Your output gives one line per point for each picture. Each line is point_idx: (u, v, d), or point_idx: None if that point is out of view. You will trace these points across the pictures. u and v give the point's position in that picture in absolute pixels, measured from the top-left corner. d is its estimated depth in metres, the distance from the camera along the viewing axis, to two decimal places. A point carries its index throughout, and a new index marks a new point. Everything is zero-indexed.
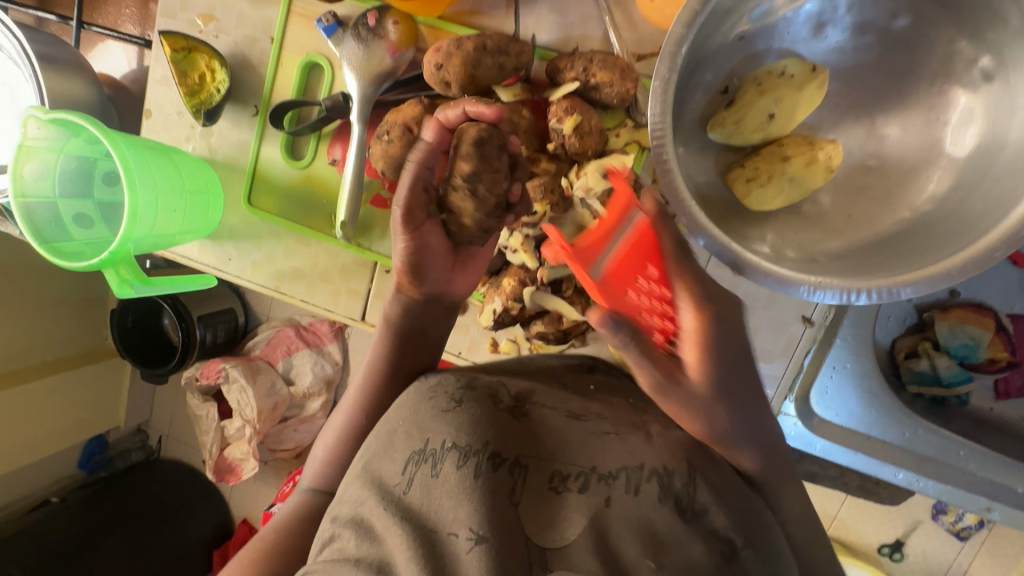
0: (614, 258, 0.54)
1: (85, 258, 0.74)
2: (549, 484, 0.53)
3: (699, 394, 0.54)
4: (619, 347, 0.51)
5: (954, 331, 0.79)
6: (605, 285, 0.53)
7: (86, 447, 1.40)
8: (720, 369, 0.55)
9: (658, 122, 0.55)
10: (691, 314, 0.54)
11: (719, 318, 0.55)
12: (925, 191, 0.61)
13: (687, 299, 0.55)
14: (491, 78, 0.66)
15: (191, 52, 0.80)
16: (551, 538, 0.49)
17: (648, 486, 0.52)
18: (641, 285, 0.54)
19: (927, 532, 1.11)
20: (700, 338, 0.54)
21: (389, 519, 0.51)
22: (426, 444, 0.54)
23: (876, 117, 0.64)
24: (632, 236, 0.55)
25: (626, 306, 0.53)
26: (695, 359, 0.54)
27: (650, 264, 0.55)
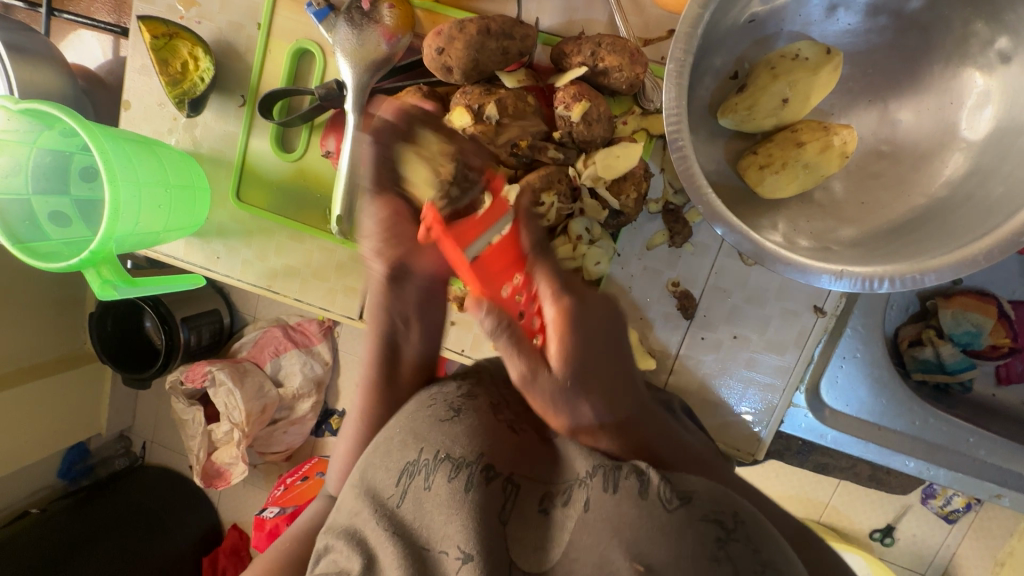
0: (488, 247, 0.53)
1: (62, 257, 0.70)
2: (538, 506, 0.51)
3: (560, 386, 0.51)
4: (486, 331, 0.50)
5: (958, 319, 0.77)
6: (477, 270, 0.52)
7: (65, 456, 1.33)
8: (580, 365, 0.51)
9: (673, 108, 0.55)
10: (553, 306, 0.52)
11: (583, 310, 0.53)
12: (942, 175, 0.60)
13: (550, 292, 0.52)
14: (495, 63, 0.63)
15: (172, 38, 0.76)
16: (537, 563, 0.48)
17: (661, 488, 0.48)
18: (512, 282, 0.53)
19: (918, 516, 1.07)
20: (563, 336, 0.51)
21: (380, 531, 0.51)
22: (418, 454, 0.53)
23: (888, 102, 0.64)
24: (506, 231, 0.55)
25: (501, 303, 0.52)
26: (558, 355, 0.51)
27: (523, 265, 0.53)
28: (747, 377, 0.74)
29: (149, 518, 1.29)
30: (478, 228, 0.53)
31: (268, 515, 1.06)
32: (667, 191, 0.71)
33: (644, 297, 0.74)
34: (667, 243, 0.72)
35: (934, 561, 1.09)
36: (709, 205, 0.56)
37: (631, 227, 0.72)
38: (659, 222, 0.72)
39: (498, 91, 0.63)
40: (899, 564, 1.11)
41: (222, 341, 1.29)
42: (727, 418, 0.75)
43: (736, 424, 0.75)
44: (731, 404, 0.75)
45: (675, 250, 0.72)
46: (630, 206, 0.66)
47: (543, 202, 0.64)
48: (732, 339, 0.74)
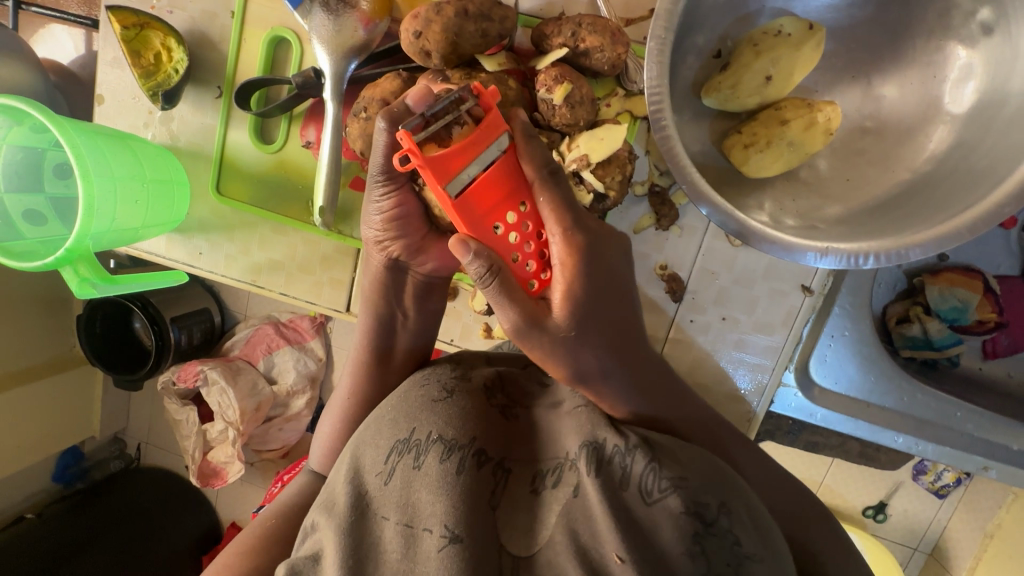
0: (473, 182, 0.48)
1: (39, 257, 0.68)
2: (529, 487, 0.51)
3: (564, 336, 0.51)
4: (481, 283, 0.49)
5: (944, 295, 0.78)
6: (465, 209, 0.48)
7: (59, 461, 1.32)
8: (585, 310, 0.51)
9: (656, 87, 0.54)
10: (563, 241, 0.51)
11: (593, 248, 0.52)
12: (926, 150, 0.60)
13: (555, 228, 0.51)
14: (473, 46, 0.62)
15: (143, 29, 0.74)
16: (523, 546, 0.47)
17: (616, 470, 0.48)
18: (507, 219, 0.51)
19: (908, 492, 1.08)
20: (568, 279, 0.51)
21: (373, 509, 0.50)
22: (411, 433, 0.52)
23: (872, 78, 0.63)
24: (497, 158, 0.50)
25: (495, 244, 0.51)
26: (562, 300, 0.50)
27: (522, 197, 0.52)
28: (737, 358, 0.74)
29: (146, 516, 1.28)
30: (465, 158, 0.48)
31: (265, 510, 1.05)
32: (653, 174, 0.70)
33: (632, 282, 0.74)
34: (654, 226, 0.72)
35: (925, 536, 1.10)
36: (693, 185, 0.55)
37: (617, 211, 0.72)
38: (645, 205, 0.71)
39: (478, 74, 0.62)
40: (890, 539, 1.12)
41: (215, 339, 1.27)
42: (717, 399, 0.76)
43: (728, 404, 0.76)
44: (723, 385, 0.75)
45: (662, 233, 0.72)
46: (615, 189, 0.65)
47: None
48: (721, 320, 0.74)
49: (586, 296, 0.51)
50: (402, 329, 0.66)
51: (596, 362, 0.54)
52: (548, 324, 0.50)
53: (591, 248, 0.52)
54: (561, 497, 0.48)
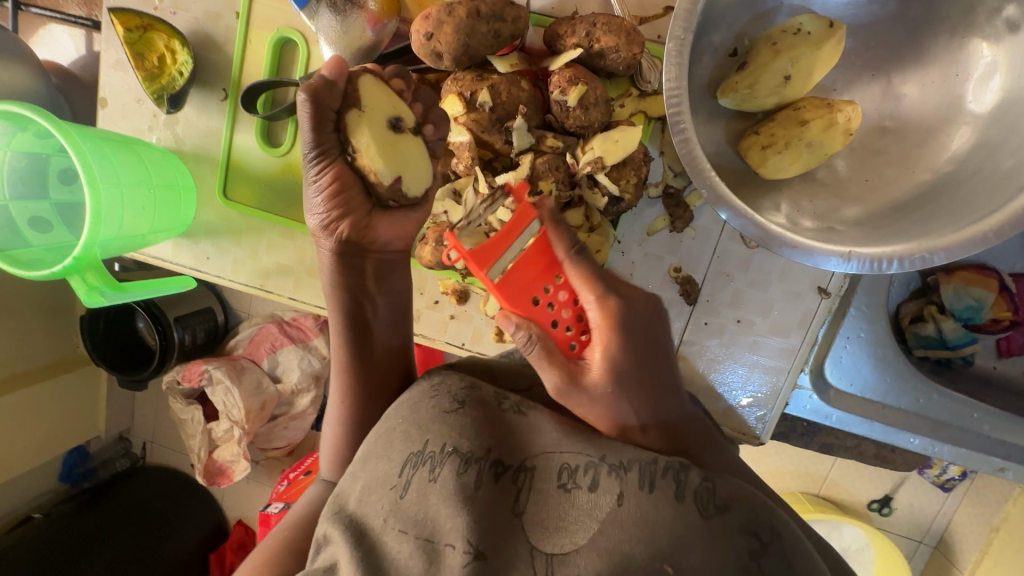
0: (511, 266, 0.51)
1: (45, 264, 0.67)
2: (558, 483, 0.49)
3: (602, 394, 0.52)
4: (527, 350, 0.51)
5: (959, 294, 0.77)
6: (506, 291, 0.51)
7: (64, 459, 1.31)
8: (624, 370, 0.52)
9: (674, 89, 0.53)
10: (598, 306, 0.51)
11: (629, 311, 0.52)
12: (947, 150, 0.59)
13: (590, 293, 0.52)
14: (486, 47, 0.60)
15: (147, 31, 0.73)
16: (558, 545, 0.46)
17: (663, 481, 0.48)
18: (544, 292, 0.53)
19: (914, 486, 1.08)
20: (609, 347, 0.51)
21: (388, 525, 0.49)
22: (424, 446, 0.51)
23: (891, 76, 0.62)
24: (531, 242, 0.53)
25: (535, 316, 0.52)
26: (602, 361, 0.51)
27: (557, 271, 0.53)
28: (751, 360, 0.74)
29: (154, 517, 1.28)
30: (501, 250, 0.51)
31: (273, 510, 1.04)
32: (666, 176, 0.69)
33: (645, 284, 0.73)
34: (668, 228, 0.71)
35: (931, 527, 1.10)
36: (714, 191, 0.54)
37: (630, 213, 0.71)
38: (659, 206, 0.70)
39: (490, 76, 0.61)
40: (896, 532, 1.12)
41: (219, 339, 1.27)
42: (731, 402, 0.75)
43: (743, 407, 0.75)
44: (736, 386, 0.75)
45: (676, 235, 0.71)
46: (629, 191, 0.64)
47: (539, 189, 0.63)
48: (736, 323, 0.73)
49: (625, 362, 0.52)
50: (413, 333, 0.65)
51: (635, 417, 0.53)
52: (587, 384, 0.51)
53: (630, 312, 0.52)
54: (601, 503, 0.47)
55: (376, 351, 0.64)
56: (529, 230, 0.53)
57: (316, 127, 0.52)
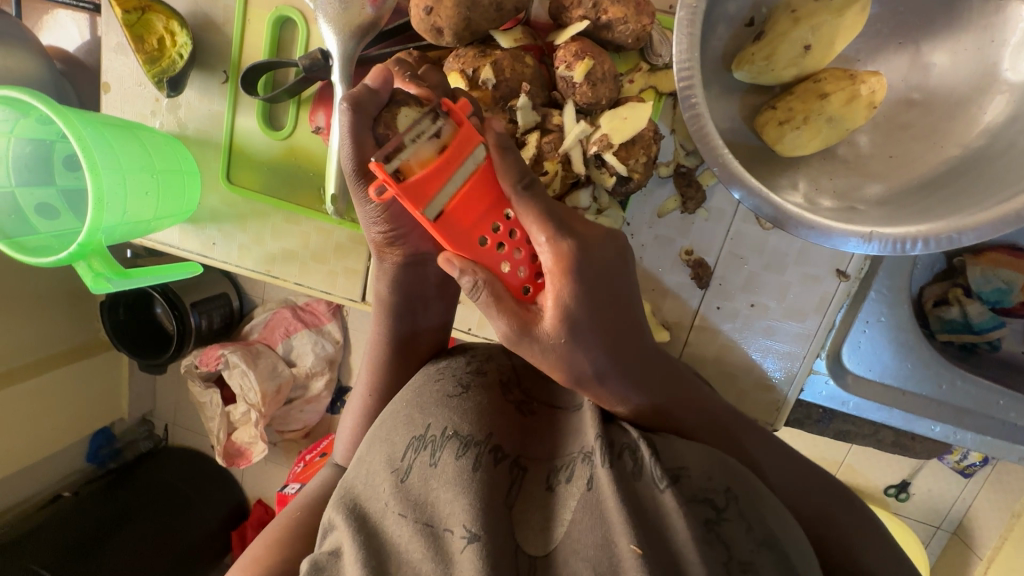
0: (454, 202, 0.43)
1: (50, 251, 0.67)
2: (544, 484, 0.48)
3: (558, 344, 0.46)
4: (473, 296, 0.45)
5: (987, 276, 0.73)
6: (447, 230, 0.44)
7: (91, 442, 1.33)
8: (583, 316, 0.46)
9: (685, 62, 0.50)
10: (550, 249, 0.45)
11: (587, 251, 0.46)
12: (980, 123, 0.55)
13: (540, 232, 0.45)
14: (488, 21, 0.58)
15: (145, 12, 0.72)
16: (544, 544, 0.45)
17: (622, 460, 0.46)
18: (491, 231, 0.46)
19: (933, 472, 1.05)
20: (563, 295, 0.45)
21: (389, 507, 0.48)
22: (426, 430, 0.50)
23: (921, 45, 0.59)
24: (475, 174, 0.44)
25: (484, 258, 0.45)
26: (556, 304, 0.45)
27: (503, 206, 0.46)
28: (765, 346, 0.71)
29: (178, 497, 1.32)
30: (439, 185, 0.42)
31: (291, 491, 1.05)
32: (678, 155, 0.66)
33: (655, 266, 0.71)
34: (680, 209, 0.68)
35: (950, 514, 1.07)
36: (728, 169, 0.52)
37: (641, 194, 0.69)
38: (671, 186, 0.68)
39: (493, 52, 0.59)
40: (913, 517, 1.10)
41: (234, 323, 1.28)
42: (745, 387, 0.73)
43: (757, 392, 0.73)
44: (750, 372, 0.73)
45: (687, 216, 0.69)
46: (639, 171, 0.61)
47: (545, 170, 0.61)
48: (749, 307, 0.71)
49: (581, 311, 0.46)
50: (426, 309, 0.62)
51: (593, 361, 0.48)
52: (540, 330, 0.45)
53: (585, 258, 0.45)
54: (574, 491, 0.46)
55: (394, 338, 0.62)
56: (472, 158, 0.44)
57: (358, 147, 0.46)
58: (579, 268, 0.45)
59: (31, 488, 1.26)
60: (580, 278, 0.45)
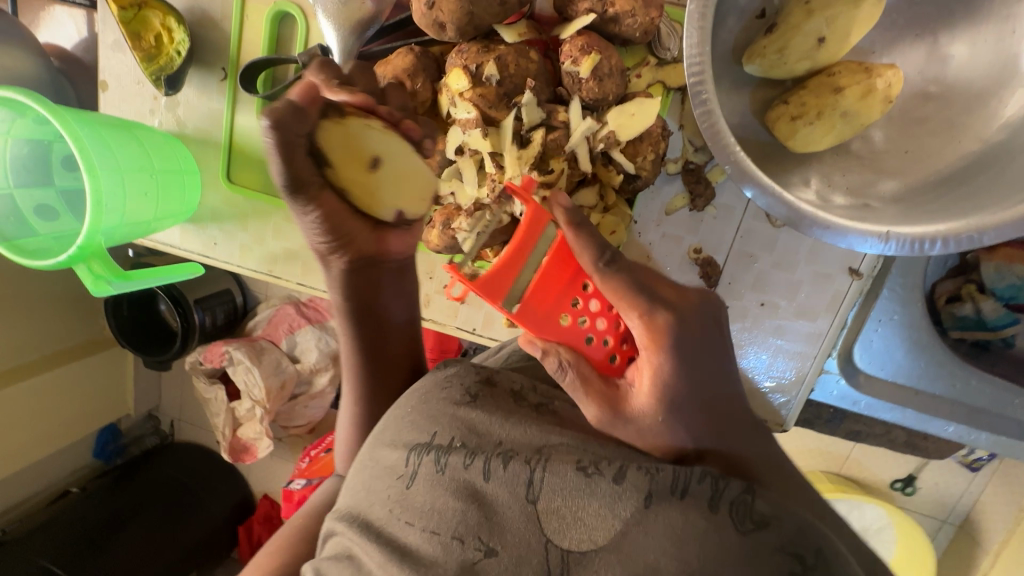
0: (532, 288, 0.41)
1: (49, 253, 0.66)
2: (576, 469, 0.43)
3: (649, 421, 0.43)
4: (559, 376, 0.43)
5: (1001, 272, 0.71)
6: (527, 316, 0.42)
7: (97, 438, 1.34)
8: (677, 395, 0.43)
9: (696, 57, 0.49)
10: (639, 323, 0.41)
11: (680, 326, 0.42)
12: (999, 117, 0.53)
13: (631, 312, 0.41)
14: (492, 15, 0.56)
15: (140, 9, 0.70)
16: (575, 540, 0.41)
17: (699, 488, 0.41)
18: (574, 308, 0.42)
19: (940, 466, 1.04)
20: (656, 371, 0.42)
21: (392, 514, 0.48)
22: (432, 437, 0.49)
23: (939, 36, 0.57)
24: (549, 253, 0.41)
25: (568, 334, 0.43)
26: (648, 384, 0.42)
27: (585, 279, 0.42)
28: (775, 345, 0.70)
29: (183, 492, 1.31)
30: (513, 279, 0.41)
31: (296, 487, 1.05)
32: (686, 152, 0.65)
33: (663, 265, 0.70)
34: (688, 207, 0.67)
35: (956, 508, 1.06)
36: (740, 167, 0.51)
37: (648, 191, 0.67)
38: (678, 183, 0.66)
39: (496, 47, 0.57)
40: (919, 511, 1.09)
41: (237, 320, 1.27)
42: (754, 387, 0.72)
43: (766, 392, 0.72)
44: (759, 372, 0.71)
45: (696, 214, 0.67)
46: (646, 168, 0.60)
47: (550, 168, 0.60)
48: (759, 306, 0.69)
49: (674, 390, 0.42)
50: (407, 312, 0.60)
51: (688, 435, 0.45)
52: (631, 411, 0.43)
53: (678, 338, 0.42)
54: (624, 501, 0.41)
55: (396, 342, 0.61)
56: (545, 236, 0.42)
57: (287, 158, 0.44)
58: (669, 356, 0.42)
59: (36, 487, 1.27)
60: (665, 365, 0.41)
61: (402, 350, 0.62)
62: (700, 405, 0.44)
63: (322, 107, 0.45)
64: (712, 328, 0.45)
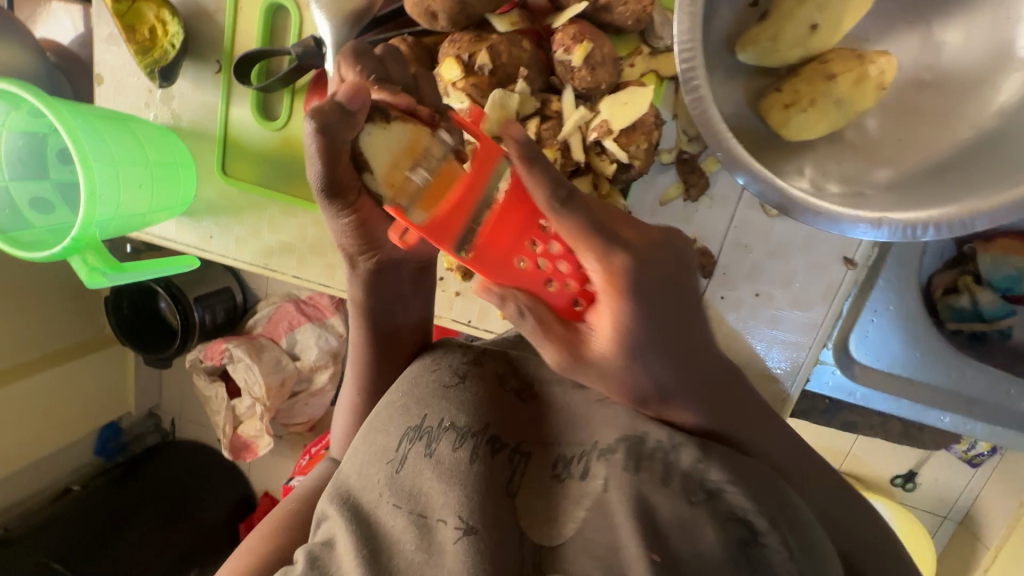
0: (484, 233, 0.43)
1: (45, 246, 0.67)
2: (551, 471, 0.48)
3: (612, 368, 0.46)
4: (519, 322, 0.45)
5: (997, 263, 0.71)
6: (483, 262, 0.44)
7: (99, 435, 1.34)
8: (637, 341, 0.44)
9: (686, 42, 0.49)
10: (598, 270, 0.42)
11: (641, 268, 0.43)
12: (994, 103, 0.53)
13: (588, 254, 0.42)
14: (484, 4, 0.56)
15: (134, 2, 0.70)
16: (547, 534, 0.44)
17: (651, 463, 0.44)
18: (529, 250, 0.45)
19: (940, 461, 1.04)
20: (616, 315, 0.43)
21: (381, 498, 0.48)
22: (422, 420, 0.50)
23: (933, 23, 0.57)
24: (503, 193, 0.43)
25: (525, 279, 0.45)
26: (608, 329, 0.44)
27: (542, 221, 0.44)
28: (770, 336, 0.70)
29: (183, 489, 1.31)
30: (466, 217, 0.42)
31: (295, 484, 1.05)
32: (680, 141, 0.65)
33: None
34: (682, 197, 0.67)
35: (957, 503, 1.06)
36: (730, 154, 0.51)
37: (642, 181, 0.67)
38: (672, 173, 0.66)
39: (489, 37, 0.57)
40: (920, 507, 1.09)
41: (237, 317, 1.27)
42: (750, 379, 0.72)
43: (762, 384, 0.72)
44: (755, 364, 0.71)
45: (691, 204, 0.67)
46: (640, 158, 0.59)
47: (544, 158, 0.59)
48: (754, 297, 0.69)
49: (631, 334, 0.44)
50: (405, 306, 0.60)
51: (649, 377, 0.47)
52: (590, 355, 0.46)
53: (642, 287, 0.43)
54: (589, 489, 0.44)
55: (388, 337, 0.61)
56: (499, 178, 0.43)
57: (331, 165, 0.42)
58: (628, 303, 0.43)
59: (34, 485, 1.26)
60: (621, 315, 0.43)
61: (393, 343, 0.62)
62: (657, 353, 0.46)
63: (369, 112, 0.42)
64: (673, 266, 0.46)
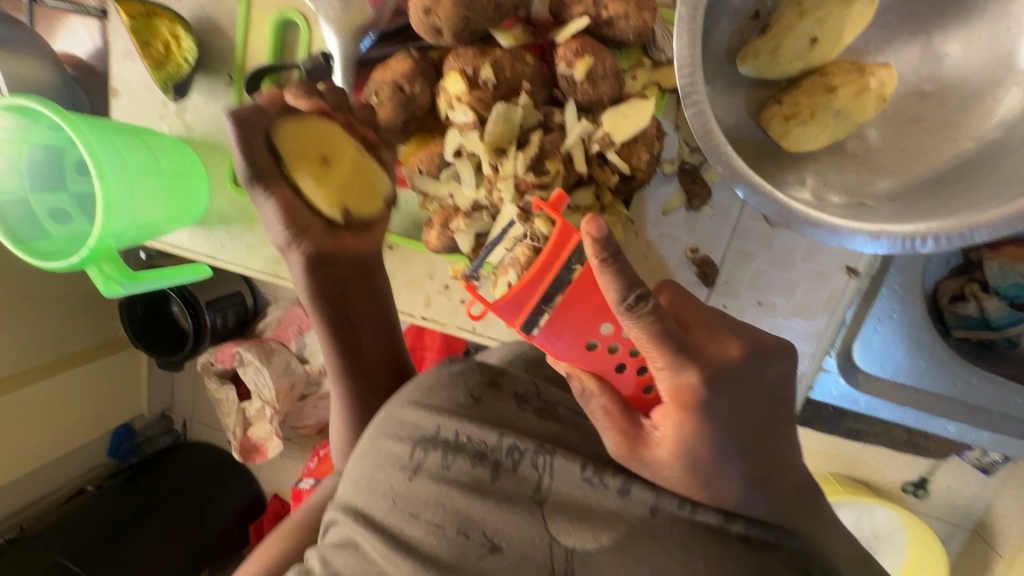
0: (555, 316, 0.42)
1: (62, 255, 0.69)
2: (582, 475, 0.49)
3: (669, 470, 0.45)
4: (583, 401, 0.46)
5: (1004, 270, 0.70)
6: (552, 343, 0.44)
7: (113, 437, 1.36)
8: (699, 452, 0.44)
9: (686, 59, 0.49)
10: (670, 381, 0.42)
11: (716, 382, 0.42)
12: (995, 115, 0.53)
13: (662, 366, 0.41)
14: (487, 20, 0.58)
15: (150, 17, 0.71)
16: (580, 540, 0.46)
17: (700, 501, 0.47)
18: (600, 335, 0.44)
19: (952, 468, 1.03)
20: (682, 426, 0.43)
21: (394, 506, 0.49)
22: (437, 431, 0.51)
23: (934, 34, 0.57)
24: (576, 276, 0.42)
25: (592, 361, 0.45)
26: (665, 435, 0.44)
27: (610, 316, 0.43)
28: None
29: (195, 490, 1.33)
30: (537, 299, 0.42)
31: (304, 486, 1.07)
32: (683, 151, 0.66)
33: (661, 265, 0.70)
34: (685, 206, 0.67)
35: (968, 511, 1.05)
36: (733, 167, 0.51)
37: (644, 190, 0.68)
38: (675, 183, 0.67)
39: (492, 51, 0.58)
40: (931, 514, 1.08)
41: (248, 321, 1.29)
42: None
43: None
44: None
45: (692, 213, 0.68)
46: (641, 169, 0.60)
47: (546, 169, 0.60)
48: (756, 305, 0.69)
49: (701, 440, 0.43)
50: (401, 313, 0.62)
51: (726, 472, 0.45)
52: (650, 454, 0.45)
53: (714, 393, 0.42)
54: (625, 503, 0.47)
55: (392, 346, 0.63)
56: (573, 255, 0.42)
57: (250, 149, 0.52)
58: (698, 417, 0.42)
59: (51, 486, 1.29)
60: (688, 429, 0.43)
61: (398, 351, 0.63)
62: (730, 447, 0.44)
63: None
64: (756, 373, 0.45)
